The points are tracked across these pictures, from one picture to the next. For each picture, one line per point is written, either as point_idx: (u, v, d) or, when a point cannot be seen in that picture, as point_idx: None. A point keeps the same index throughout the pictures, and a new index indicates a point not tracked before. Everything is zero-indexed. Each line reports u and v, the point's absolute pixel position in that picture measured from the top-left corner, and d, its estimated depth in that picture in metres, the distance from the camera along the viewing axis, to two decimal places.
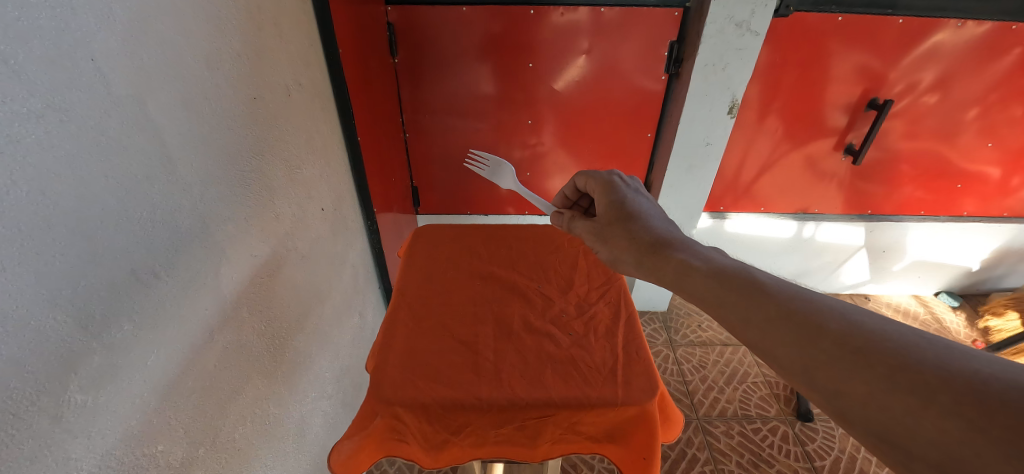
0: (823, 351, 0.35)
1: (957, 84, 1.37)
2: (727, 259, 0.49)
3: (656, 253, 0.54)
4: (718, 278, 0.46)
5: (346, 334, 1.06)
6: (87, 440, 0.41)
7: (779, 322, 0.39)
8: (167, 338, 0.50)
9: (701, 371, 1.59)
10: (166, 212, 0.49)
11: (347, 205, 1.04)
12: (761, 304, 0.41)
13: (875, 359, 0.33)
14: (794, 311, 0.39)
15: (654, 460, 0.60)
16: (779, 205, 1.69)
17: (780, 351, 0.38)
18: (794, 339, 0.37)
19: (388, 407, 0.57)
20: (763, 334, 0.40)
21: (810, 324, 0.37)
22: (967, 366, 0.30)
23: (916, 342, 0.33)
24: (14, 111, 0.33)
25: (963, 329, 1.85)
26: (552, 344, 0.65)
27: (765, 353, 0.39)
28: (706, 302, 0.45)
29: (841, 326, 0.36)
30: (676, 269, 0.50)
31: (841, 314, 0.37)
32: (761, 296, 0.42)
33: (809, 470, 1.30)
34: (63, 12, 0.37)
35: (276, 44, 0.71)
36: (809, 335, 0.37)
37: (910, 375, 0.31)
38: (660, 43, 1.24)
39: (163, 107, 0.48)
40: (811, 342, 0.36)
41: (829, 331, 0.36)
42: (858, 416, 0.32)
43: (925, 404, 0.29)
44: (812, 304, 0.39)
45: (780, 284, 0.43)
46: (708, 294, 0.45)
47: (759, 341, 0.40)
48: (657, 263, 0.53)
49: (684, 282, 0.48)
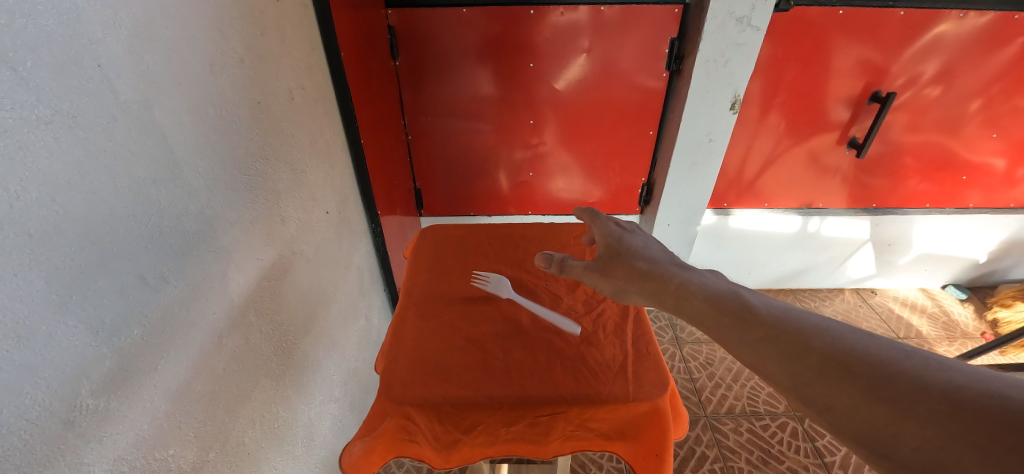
0: (810, 367, 0.35)
1: (961, 75, 1.36)
2: (721, 282, 0.48)
3: (656, 279, 0.53)
4: (713, 302, 0.45)
5: (353, 336, 1.06)
6: (98, 446, 0.41)
7: (767, 341, 0.39)
8: (177, 343, 0.50)
9: (708, 368, 1.58)
10: (173, 217, 0.49)
11: (351, 208, 1.04)
12: (752, 325, 0.41)
13: (855, 372, 0.33)
14: (783, 330, 0.39)
15: (665, 457, 0.60)
16: (783, 201, 1.68)
17: (768, 367, 0.38)
18: (783, 356, 0.37)
19: (398, 407, 0.57)
20: (752, 351, 0.39)
21: (796, 341, 0.37)
22: (941, 377, 0.31)
23: (895, 355, 0.33)
24: (22, 117, 0.33)
25: (971, 321, 1.84)
26: (561, 342, 0.65)
27: (756, 370, 0.39)
28: (705, 324, 0.45)
29: (823, 341, 0.36)
30: (674, 295, 0.49)
31: (824, 330, 0.37)
32: (751, 314, 0.42)
33: (819, 466, 1.29)
34: (70, 19, 0.37)
35: (278, 48, 0.71)
36: (796, 352, 0.37)
37: (890, 387, 0.31)
38: (660, 41, 1.24)
39: (169, 113, 0.48)
40: (795, 358, 0.37)
41: (813, 347, 0.36)
42: (847, 429, 0.32)
43: (904, 414, 0.30)
44: (797, 322, 0.39)
45: (768, 304, 0.42)
46: (706, 317, 0.45)
47: (752, 361, 0.39)
48: (658, 288, 0.52)
49: (684, 308, 0.47)
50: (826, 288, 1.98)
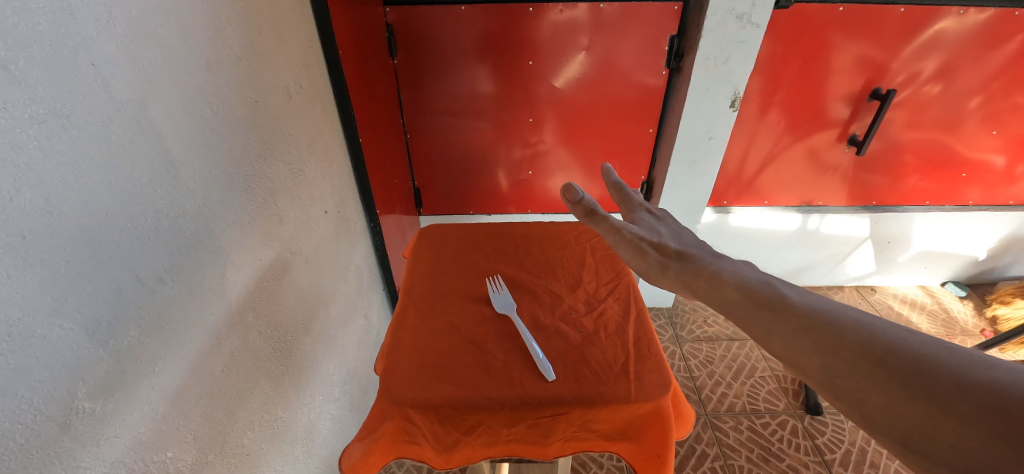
0: (844, 360, 0.34)
1: (961, 72, 1.36)
2: (756, 273, 0.47)
3: (687, 264, 0.51)
4: (744, 291, 0.44)
5: (352, 336, 1.06)
6: (95, 449, 0.41)
7: (801, 334, 0.37)
8: (175, 344, 0.50)
9: (708, 367, 1.58)
10: (170, 217, 0.49)
11: (349, 207, 1.03)
12: (785, 316, 0.39)
13: (893, 367, 0.31)
14: (818, 322, 0.37)
15: (667, 457, 0.60)
16: (783, 198, 1.68)
17: (800, 359, 0.36)
18: (815, 348, 0.36)
19: (398, 409, 0.57)
20: (784, 343, 0.38)
21: (832, 334, 0.36)
22: (986, 375, 0.28)
23: (936, 349, 0.31)
24: (15, 117, 0.33)
25: (971, 318, 1.84)
26: (562, 341, 0.65)
27: (788, 363, 0.37)
28: (733, 313, 0.43)
29: (859, 335, 0.35)
30: (706, 283, 0.48)
31: (862, 323, 0.35)
32: (784, 307, 0.40)
33: (819, 463, 1.29)
34: (63, 16, 0.36)
35: (275, 46, 0.71)
36: (831, 344, 0.35)
37: (928, 382, 0.29)
38: (660, 38, 1.24)
39: (165, 111, 0.48)
40: (831, 351, 0.35)
41: (849, 341, 0.34)
42: (881, 424, 0.30)
43: (942, 410, 0.28)
44: (833, 316, 0.37)
45: (804, 297, 0.41)
46: (734, 306, 0.43)
47: (783, 351, 0.38)
48: (689, 275, 0.50)
49: (715, 295, 0.46)
50: (826, 286, 1.98)
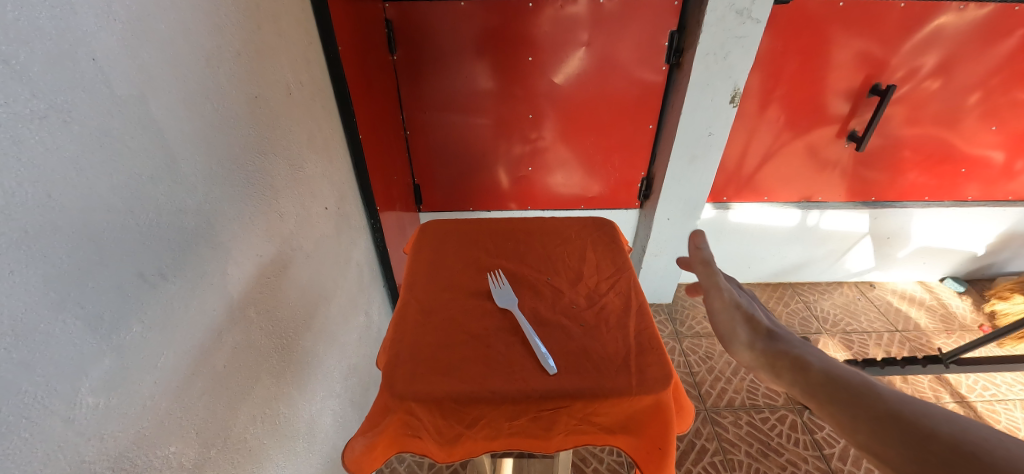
0: (935, 455, 0.39)
1: (961, 67, 1.36)
2: (838, 363, 0.53)
3: (778, 344, 0.57)
4: (830, 378, 0.50)
5: (353, 332, 1.06)
6: (99, 444, 0.41)
7: (888, 427, 0.43)
8: (177, 340, 0.50)
9: (708, 362, 1.59)
10: (172, 213, 0.49)
11: (349, 203, 1.03)
12: (872, 405, 0.45)
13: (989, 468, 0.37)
14: (906, 417, 0.43)
15: (669, 450, 0.61)
16: (783, 194, 1.68)
17: (889, 451, 0.42)
18: (904, 444, 0.41)
19: (400, 403, 0.57)
20: (871, 432, 0.44)
21: (918, 431, 0.42)
22: None
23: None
24: (16, 112, 0.33)
25: (969, 313, 1.84)
26: (563, 335, 0.65)
27: (874, 452, 0.43)
28: (817, 397, 0.50)
29: (949, 435, 0.40)
30: (793, 365, 0.54)
31: (950, 422, 0.41)
32: (869, 399, 0.46)
33: (818, 458, 1.29)
34: (63, 11, 0.36)
35: (276, 42, 0.71)
36: (921, 441, 0.41)
37: None
38: (659, 33, 1.24)
39: (165, 106, 0.47)
40: (921, 445, 0.41)
41: (939, 439, 0.40)
42: None
43: None
44: (920, 413, 0.43)
45: (886, 390, 0.47)
46: (820, 390, 0.50)
47: (868, 441, 0.44)
48: (777, 354, 0.56)
49: (801, 378, 0.53)
50: (825, 281, 1.99)
